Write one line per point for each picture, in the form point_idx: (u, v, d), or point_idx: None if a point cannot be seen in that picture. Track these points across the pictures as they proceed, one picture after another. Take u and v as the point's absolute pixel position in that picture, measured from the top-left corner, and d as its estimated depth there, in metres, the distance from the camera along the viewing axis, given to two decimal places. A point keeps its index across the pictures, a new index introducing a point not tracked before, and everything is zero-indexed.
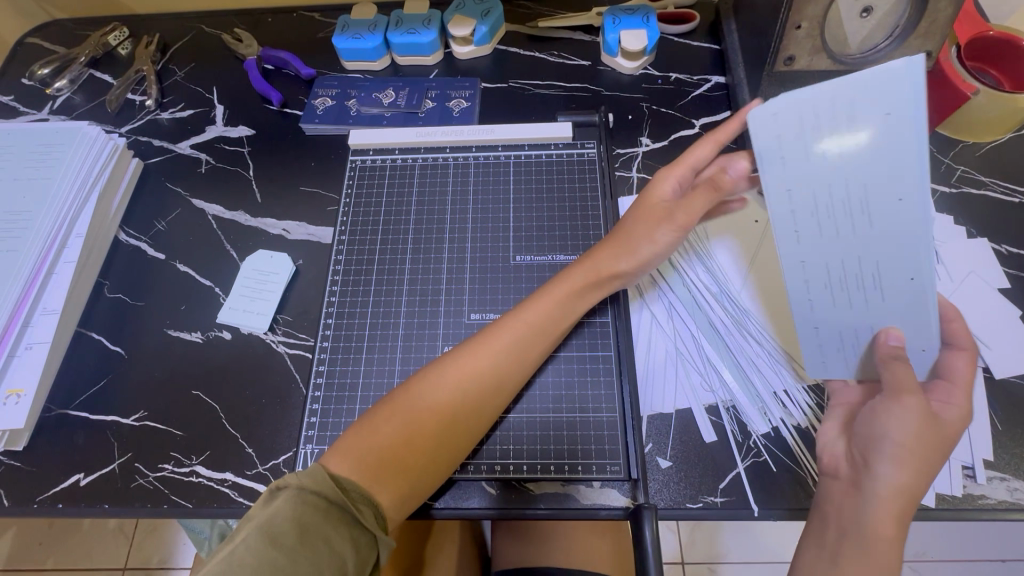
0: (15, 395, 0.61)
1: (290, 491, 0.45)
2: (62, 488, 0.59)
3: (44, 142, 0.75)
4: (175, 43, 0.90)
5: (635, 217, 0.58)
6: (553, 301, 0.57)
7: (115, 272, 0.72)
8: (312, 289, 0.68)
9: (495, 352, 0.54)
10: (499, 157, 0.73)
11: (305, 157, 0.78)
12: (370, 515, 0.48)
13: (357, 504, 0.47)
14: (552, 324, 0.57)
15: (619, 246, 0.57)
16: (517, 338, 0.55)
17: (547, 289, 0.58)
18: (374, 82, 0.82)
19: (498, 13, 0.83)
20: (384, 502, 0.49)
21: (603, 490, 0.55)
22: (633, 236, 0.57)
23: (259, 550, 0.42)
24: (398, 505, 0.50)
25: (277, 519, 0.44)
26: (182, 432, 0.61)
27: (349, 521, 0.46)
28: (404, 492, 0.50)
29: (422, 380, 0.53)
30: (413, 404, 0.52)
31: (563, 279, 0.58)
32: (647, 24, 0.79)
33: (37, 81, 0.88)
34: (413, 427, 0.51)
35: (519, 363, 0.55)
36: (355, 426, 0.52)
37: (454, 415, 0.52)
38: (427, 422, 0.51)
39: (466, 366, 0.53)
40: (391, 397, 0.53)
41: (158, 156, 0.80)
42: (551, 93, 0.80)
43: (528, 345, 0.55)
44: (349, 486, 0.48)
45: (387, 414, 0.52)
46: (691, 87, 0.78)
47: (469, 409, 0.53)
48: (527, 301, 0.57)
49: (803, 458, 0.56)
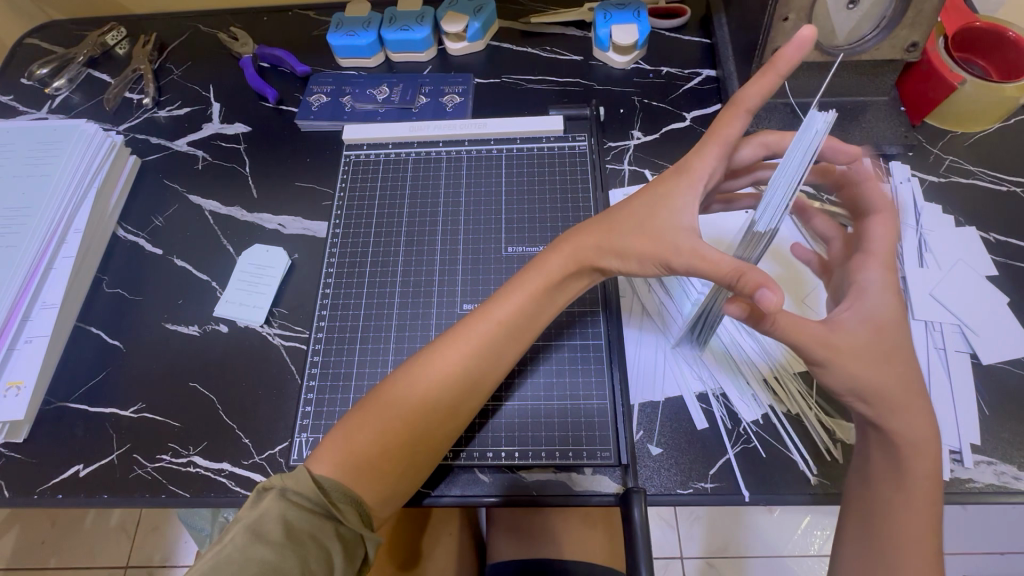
0: (15, 388, 0.62)
1: (275, 493, 0.47)
2: (62, 479, 0.60)
3: (43, 140, 0.76)
4: (172, 42, 0.91)
5: (631, 207, 0.52)
6: (531, 293, 0.55)
7: (114, 267, 0.73)
8: (307, 282, 0.69)
9: (467, 352, 0.53)
10: (492, 151, 0.74)
11: (300, 153, 0.79)
12: (352, 514, 0.49)
13: (337, 503, 0.48)
14: (527, 315, 0.55)
15: (607, 244, 0.52)
16: (492, 337, 0.54)
17: (523, 277, 0.56)
18: (368, 79, 0.83)
19: (491, 9, 0.84)
20: (368, 500, 0.50)
21: (595, 477, 0.56)
22: (620, 235, 0.51)
23: (245, 546, 0.44)
24: (382, 501, 0.51)
25: (265, 519, 0.46)
26: (180, 423, 0.62)
27: (332, 520, 0.48)
28: (388, 492, 0.51)
29: (397, 382, 0.53)
30: (387, 406, 0.52)
31: (542, 267, 0.55)
32: (638, 18, 0.79)
33: (35, 81, 0.89)
34: (389, 430, 0.51)
35: (492, 362, 0.54)
36: (334, 430, 0.53)
37: (429, 417, 0.52)
38: (400, 427, 0.51)
39: (439, 367, 0.53)
40: (366, 401, 0.53)
41: (155, 153, 0.81)
42: (543, 88, 0.81)
43: (505, 342, 0.55)
44: (330, 485, 0.49)
45: (362, 419, 0.52)
46: (682, 81, 0.79)
47: (446, 409, 0.53)
48: (500, 294, 0.56)
49: (791, 443, 0.57)
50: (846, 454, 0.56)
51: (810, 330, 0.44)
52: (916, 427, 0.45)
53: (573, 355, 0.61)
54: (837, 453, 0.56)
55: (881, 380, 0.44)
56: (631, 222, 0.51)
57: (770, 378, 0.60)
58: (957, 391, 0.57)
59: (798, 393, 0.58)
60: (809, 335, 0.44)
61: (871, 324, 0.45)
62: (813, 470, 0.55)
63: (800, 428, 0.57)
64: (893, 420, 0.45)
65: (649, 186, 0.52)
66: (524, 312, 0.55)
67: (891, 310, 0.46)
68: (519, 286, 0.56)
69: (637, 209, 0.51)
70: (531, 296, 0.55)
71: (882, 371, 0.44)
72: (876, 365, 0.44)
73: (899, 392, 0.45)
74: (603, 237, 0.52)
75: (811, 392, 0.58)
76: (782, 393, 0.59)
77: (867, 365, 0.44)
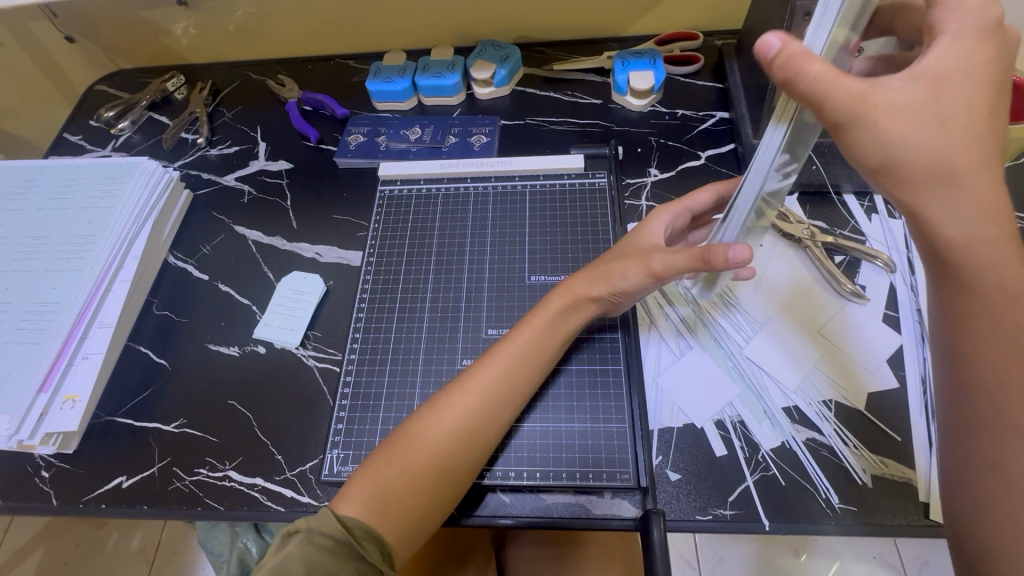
0: (71, 401, 0.66)
1: (301, 536, 0.49)
2: (106, 489, 0.63)
3: (107, 174, 0.82)
4: (225, 88, 1.00)
5: (614, 254, 0.60)
6: (542, 322, 0.60)
7: (164, 291, 0.78)
8: (341, 308, 0.73)
9: (482, 393, 0.57)
10: (516, 187, 0.79)
11: (339, 188, 0.85)
12: (373, 549, 0.51)
13: (361, 541, 0.50)
14: (535, 350, 0.59)
15: (596, 273, 0.59)
16: (508, 369, 0.58)
17: (529, 316, 0.61)
18: (402, 121, 0.89)
19: (516, 57, 0.90)
20: (390, 539, 0.52)
21: (615, 501, 0.57)
22: (609, 265, 0.58)
23: None
24: (403, 537, 0.53)
25: (290, 561, 0.47)
26: (218, 439, 0.65)
27: (355, 558, 0.50)
28: (410, 527, 0.53)
29: (419, 423, 0.56)
30: (414, 446, 0.55)
31: (550, 312, 0.60)
32: (654, 66, 0.85)
33: (102, 123, 0.98)
34: (415, 463, 0.54)
35: (510, 393, 0.58)
36: (360, 470, 0.55)
37: (449, 458, 0.54)
38: (426, 464, 0.54)
39: (456, 409, 0.56)
40: (394, 439, 0.56)
41: (206, 187, 0.88)
42: (565, 128, 0.86)
43: (518, 374, 0.58)
44: (353, 524, 0.51)
45: (389, 457, 0.55)
46: (697, 123, 0.84)
47: (463, 448, 0.55)
48: (510, 334, 0.61)
49: (813, 473, 0.57)
50: (874, 483, 0.56)
51: (848, 83, 0.36)
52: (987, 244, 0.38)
53: (572, 380, 0.63)
54: (867, 480, 0.56)
55: (923, 146, 0.36)
56: (617, 267, 0.57)
57: (792, 406, 0.61)
58: None
59: (819, 417, 0.60)
60: (844, 95, 0.36)
61: (927, 77, 0.36)
62: (835, 499, 0.56)
63: (819, 459, 0.58)
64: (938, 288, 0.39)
65: (633, 230, 0.63)
66: (534, 346, 0.59)
67: (964, 56, 0.36)
68: (528, 323, 0.60)
69: (619, 249, 0.61)
70: (541, 329, 0.60)
71: (933, 136, 0.36)
72: (921, 124, 0.36)
73: (961, 168, 0.36)
74: (593, 271, 0.60)
75: (829, 410, 0.60)
76: (799, 421, 0.60)
77: (907, 120, 0.36)
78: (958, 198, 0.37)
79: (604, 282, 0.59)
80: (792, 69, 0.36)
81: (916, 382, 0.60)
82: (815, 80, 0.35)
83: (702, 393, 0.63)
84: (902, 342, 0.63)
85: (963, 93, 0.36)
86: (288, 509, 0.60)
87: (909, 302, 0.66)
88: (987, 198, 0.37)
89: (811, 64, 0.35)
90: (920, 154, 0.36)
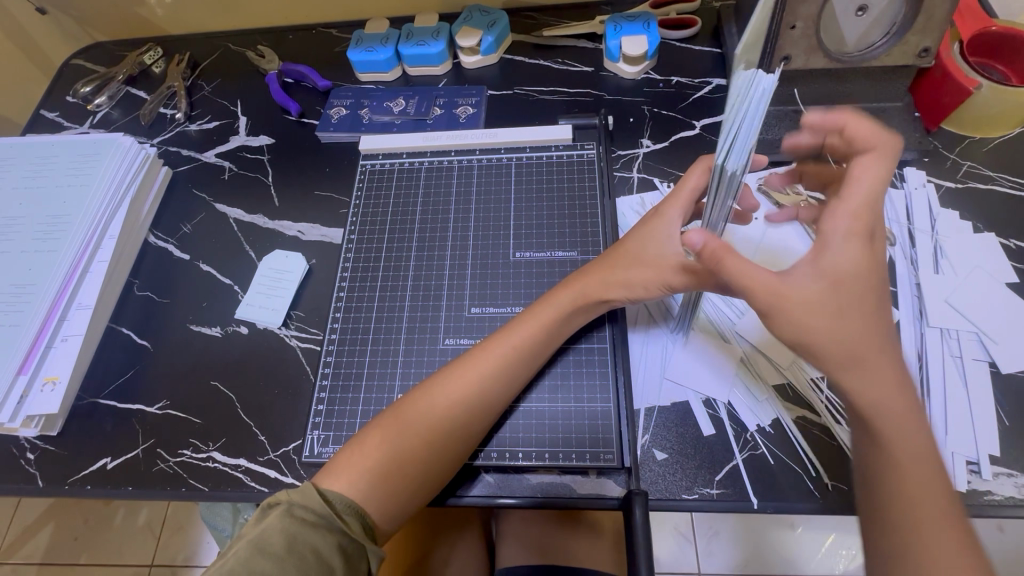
0: (51, 383, 0.65)
1: (281, 509, 0.48)
2: (91, 471, 0.63)
3: (82, 152, 0.80)
4: (204, 61, 0.97)
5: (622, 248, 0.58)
6: (541, 311, 0.59)
7: (145, 272, 0.77)
8: (323, 286, 0.72)
9: (476, 380, 0.55)
10: (503, 160, 0.76)
11: (320, 164, 0.82)
12: (355, 524, 0.50)
13: (342, 515, 0.50)
14: (535, 339, 0.58)
15: (605, 270, 0.57)
16: (504, 355, 0.57)
17: (534, 308, 0.59)
18: (385, 92, 0.86)
19: (504, 23, 0.86)
20: (374, 516, 0.52)
21: (601, 481, 0.57)
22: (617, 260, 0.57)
23: (247, 560, 0.45)
24: (386, 516, 0.52)
25: (268, 535, 0.46)
26: (200, 420, 0.64)
27: (336, 531, 0.49)
28: (393, 506, 0.53)
29: (411, 404, 0.55)
30: (403, 427, 0.54)
31: (553, 303, 0.59)
32: (647, 29, 0.80)
33: (79, 98, 0.95)
34: (404, 445, 0.53)
35: (505, 379, 0.56)
36: (346, 447, 0.54)
37: (438, 442, 0.53)
38: (415, 446, 0.53)
39: (447, 390, 0.55)
40: (383, 420, 0.55)
41: (186, 164, 0.86)
42: (554, 98, 0.83)
43: (513, 362, 0.57)
44: (335, 499, 0.50)
45: (378, 438, 0.54)
46: (692, 90, 0.80)
47: (454, 432, 0.54)
48: (513, 323, 0.59)
49: (802, 452, 0.56)
50: None
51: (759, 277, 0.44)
52: (892, 405, 0.42)
53: (578, 360, 0.61)
54: None
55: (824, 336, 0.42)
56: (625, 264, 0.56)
57: (784, 383, 0.59)
58: (973, 398, 0.56)
59: (812, 395, 0.58)
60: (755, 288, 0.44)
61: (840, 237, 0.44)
62: (824, 478, 0.54)
63: (810, 438, 0.56)
64: (846, 382, 0.42)
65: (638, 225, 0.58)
66: (534, 335, 0.58)
67: None
68: (530, 315, 0.59)
69: (632, 244, 0.57)
70: (540, 317, 0.58)
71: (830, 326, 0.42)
72: (827, 313, 0.42)
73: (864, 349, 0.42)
74: (604, 272, 0.57)
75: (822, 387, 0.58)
76: (791, 399, 0.58)
77: (812, 313, 0.42)
78: (870, 374, 0.42)
79: (610, 276, 0.57)
80: (716, 260, 0.45)
81: (912, 358, 0.59)
82: (734, 269, 0.44)
83: (693, 370, 0.61)
84: (900, 317, 0.61)
85: (859, 295, 0.43)
86: (271, 490, 0.59)
87: (909, 275, 0.63)
88: (889, 379, 0.42)
89: (727, 258, 0.45)
90: (830, 335, 0.42)
